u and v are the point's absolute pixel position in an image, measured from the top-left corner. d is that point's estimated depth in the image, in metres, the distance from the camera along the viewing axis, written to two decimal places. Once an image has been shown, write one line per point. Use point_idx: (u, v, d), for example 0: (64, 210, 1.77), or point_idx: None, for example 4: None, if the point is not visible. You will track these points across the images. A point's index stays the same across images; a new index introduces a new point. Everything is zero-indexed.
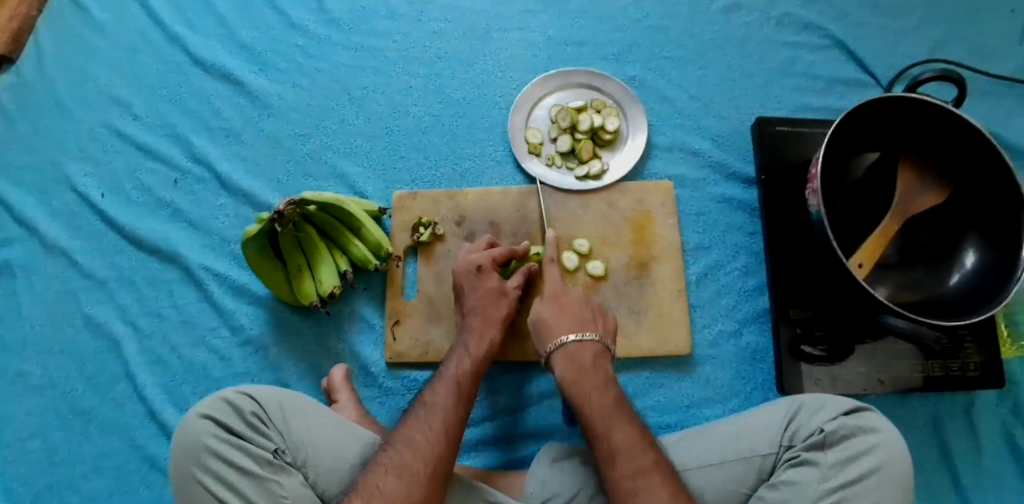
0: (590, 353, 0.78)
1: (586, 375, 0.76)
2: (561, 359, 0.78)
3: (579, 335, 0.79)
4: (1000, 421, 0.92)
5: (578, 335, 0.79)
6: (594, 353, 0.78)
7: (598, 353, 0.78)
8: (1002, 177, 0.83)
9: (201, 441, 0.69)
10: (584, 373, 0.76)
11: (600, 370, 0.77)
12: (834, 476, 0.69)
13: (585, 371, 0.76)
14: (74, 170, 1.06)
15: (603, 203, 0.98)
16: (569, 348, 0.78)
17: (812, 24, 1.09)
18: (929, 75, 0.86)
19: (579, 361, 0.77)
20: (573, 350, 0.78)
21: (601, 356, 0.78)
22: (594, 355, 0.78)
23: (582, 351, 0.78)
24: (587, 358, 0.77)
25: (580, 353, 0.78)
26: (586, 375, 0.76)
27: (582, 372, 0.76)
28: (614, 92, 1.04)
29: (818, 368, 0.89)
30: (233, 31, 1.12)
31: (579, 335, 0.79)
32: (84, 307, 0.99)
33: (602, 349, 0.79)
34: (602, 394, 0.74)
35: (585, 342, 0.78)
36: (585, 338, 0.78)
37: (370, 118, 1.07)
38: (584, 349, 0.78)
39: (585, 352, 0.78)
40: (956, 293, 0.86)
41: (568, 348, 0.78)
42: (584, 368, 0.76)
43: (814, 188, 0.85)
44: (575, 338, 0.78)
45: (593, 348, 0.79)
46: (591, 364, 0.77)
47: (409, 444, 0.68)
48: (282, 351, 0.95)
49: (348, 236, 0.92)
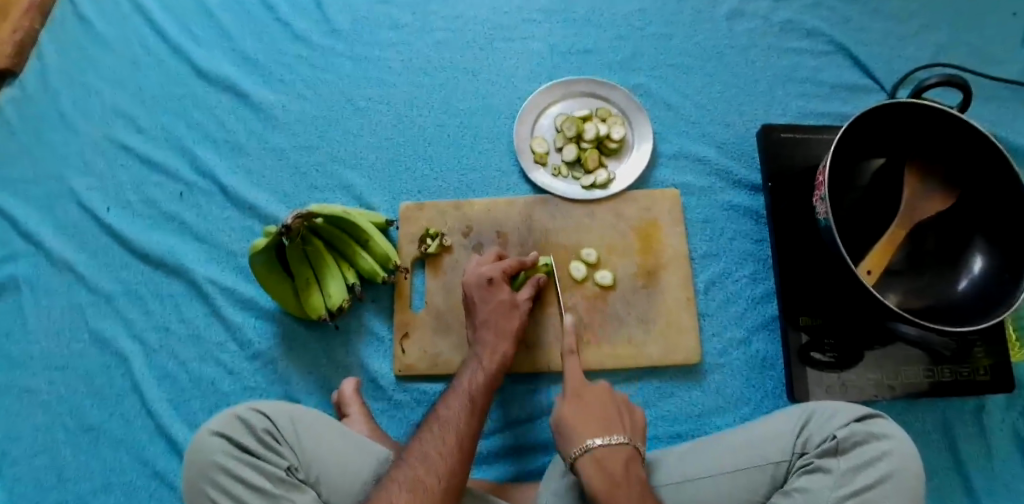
0: (621, 459, 0.69)
1: (619, 489, 0.66)
2: (591, 469, 0.68)
3: (607, 437, 0.70)
4: (1011, 425, 0.91)
5: (606, 438, 0.70)
6: (624, 458, 0.69)
7: (629, 459, 0.70)
8: (1006, 181, 0.83)
9: (214, 459, 0.69)
10: (617, 484, 0.67)
11: (634, 479, 0.68)
12: (846, 483, 0.69)
13: (620, 485, 0.67)
14: (79, 184, 1.06)
15: (610, 212, 0.98)
16: (598, 456, 0.69)
17: (816, 30, 1.09)
18: (935, 80, 0.86)
19: (609, 470, 0.68)
20: (602, 456, 0.69)
21: (633, 462, 0.70)
22: (626, 462, 0.69)
23: (613, 459, 0.69)
24: (618, 469, 0.68)
25: (612, 462, 0.69)
26: (620, 489, 0.66)
27: (615, 484, 0.67)
28: (619, 101, 1.04)
29: (829, 375, 0.89)
30: (236, 43, 1.12)
31: (607, 438, 0.70)
32: (91, 322, 0.98)
33: (632, 454, 0.71)
34: (626, 485, 0.67)
35: (616, 445, 0.70)
36: (615, 442, 0.70)
37: (376, 129, 1.07)
38: (615, 456, 0.69)
39: (616, 459, 0.69)
40: (966, 299, 0.86)
41: (598, 456, 0.69)
42: (615, 478, 0.67)
43: (822, 195, 0.85)
44: (602, 440, 0.70)
45: (623, 455, 0.70)
46: (623, 474, 0.68)
47: (423, 459, 0.68)
48: (290, 365, 0.95)
49: (356, 248, 0.92)
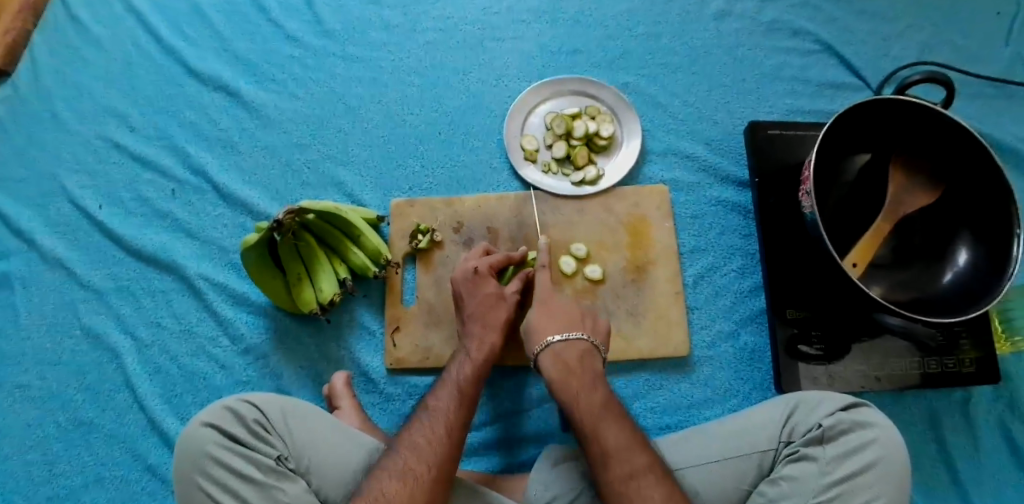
0: (577, 353, 0.78)
1: (573, 375, 0.75)
2: (549, 361, 0.77)
3: (566, 334, 0.79)
4: (997, 416, 0.92)
5: (565, 335, 0.78)
6: (580, 351, 0.78)
7: (585, 352, 0.78)
8: (990, 175, 0.85)
9: (204, 448, 0.69)
10: (570, 372, 0.76)
11: (588, 368, 0.76)
12: (833, 470, 0.70)
13: (575, 372, 0.76)
14: (72, 182, 1.07)
15: (600, 207, 0.99)
16: (557, 349, 0.78)
17: (801, 30, 1.11)
18: (919, 76, 0.88)
19: (565, 361, 0.77)
20: (559, 350, 0.77)
21: (589, 355, 0.78)
22: (582, 355, 0.77)
23: (569, 352, 0.77)
24: (574, 360, 0.77)
25: (568, 354, 0.77)
26: (574, 375, 0.75)
27: (568, 372, 0.76)
28: (608, 99, 1.06)
29: (816, 367, 0.90)
30: (229, 43, 1.13)
31: (566, 334, 0.78)
32: (83, 318, 0.99)
33: (590, 349, 0.79)
34: (581, 373, 0.75)
35: (574, 341, 0.78)
36: (573, 338, 0.78)
37: (367, 127, 1.08)
38: (571, 349, 0.78)
39: (572, 352, 0.77)
40: (951, 291, 0.87)
41: (556, 349, 0.78)
42: (570, 369, 0.76)
43: (808, 189, 0.86)
44: (562, 338, 0.78)
45: (581, 349, 0.78)
46: (578, 365, 0.76)
47: (412, 449, 0.68)
48: (281, 359, 0.95)
49: (347, 243, 0.93)
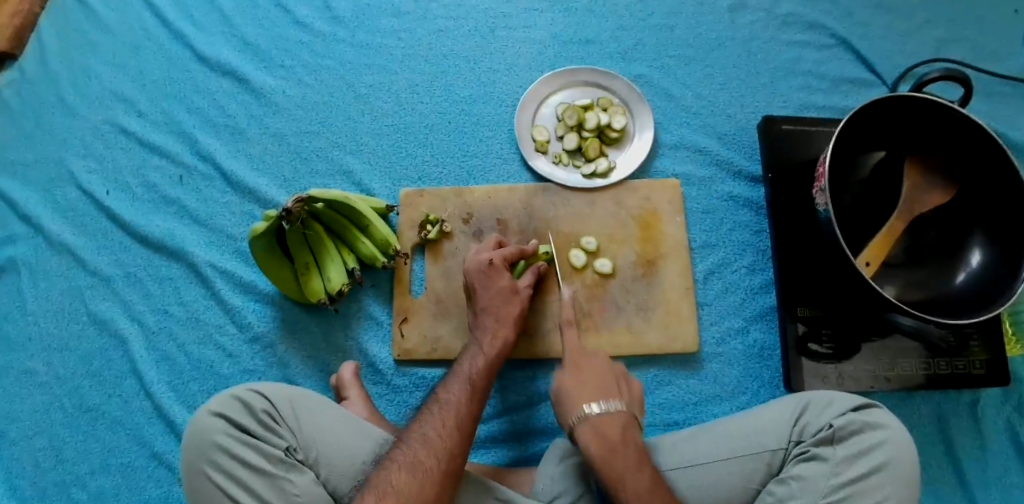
0: (616, 427, 0.72)
1: (615, 452, 0.69)
2: (588, 436, 0.71)
3: (603, 405, 0.73)
4: (1005, 418, 0.92)
5: (604, 405, 0.73)
6: (621, 425, 0.72)
7: (625, 425, 0.72)
8: (1007, 176, 0.83)
9: (213, 439, 0.69)
10: (612, 449, 0.70)
11: (632, 446, 0.70)
12: (843, 471, 0.70)
13: (617, 451, 0.69)
14: (79, 167, 1.06)
15: (610, 200, 0.98)
16: (597, 422, 0.72)
17: (817, 23, 1.09)
18: (936, 74, 0.86)
19: (605, 436, 0.71)
20: (598, 424, 0.72)
21: (629, 428, 0.72)
22: (623, 429, 0.72)
23: (610, 425, 0.72)
24: (616, 434, 0.71)
25: (607, 427, 0.71)
26: (616, 454, 0.69)
27: (610, 450, 0.69)
28: (621, 90, 1.04)
29: (826, 365, 0.90)
30: (238, 28, 1.12)
31: (604, 406, 0.73)
32: (90, 304, 0.98)
33: (628, 419, 0.73)
34: (623, 450, 0.70)
35: (613, 412, 0.73)
36: (613, 410, 0.73)
37: (377, 116, 1.06)
38: (613, 423, 0.72)
39: (611, 426, 0.72)
40: (964, 292, 0.86)
41: (596, 422, 0.72)
42: (612, 444, 0.70)
43: (822, 187, 0.85)
44: (600, 408, 0.73)
45: (620, 419, 0.73)
46: (621, 440, 0.71)
47: (422, 441, 0.68)
48: (288, 349, 0.95)
49: (356, 233, 0.92)
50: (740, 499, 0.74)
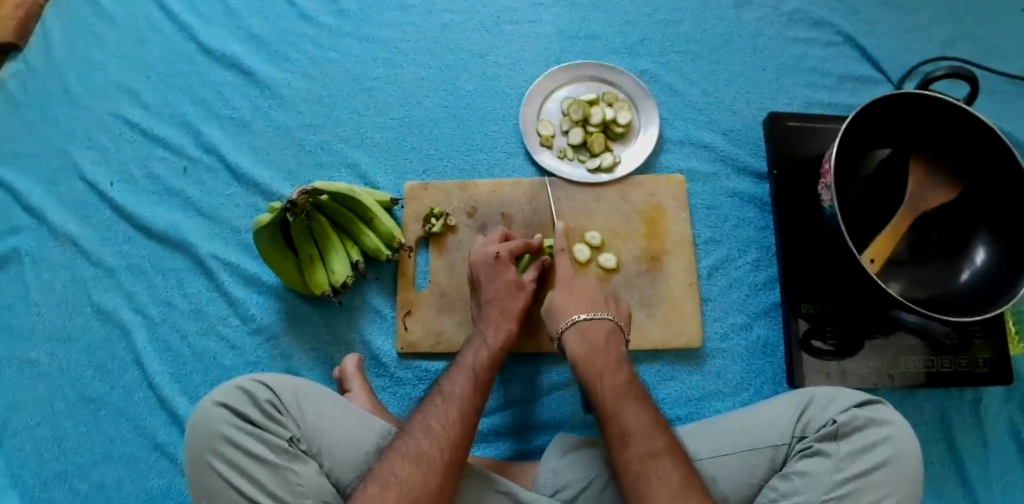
0: (602, 333, 0.79)
1: (596, 353, 0.77)
2: (574, 338, 0.79)
3: (590, 314, 0.81)
4: (1007, 417, 0.92)
5: (590, 313, 0.81)
6: (605, 332, 0.80)
7: (609, 332, 0.80)
8: (1010, 173, 0.83)
9: (217, 428, 0.69)
10: (595, 349, 0.77)
11: (613, 350, 0.78)
12: (847, 466, 0.69)
13: (599, 352, 0.77)
14: (84, 158, 1.06)
15: (615, 196, 0.98)
16: (583, 327, 0.80)
17: (823, 20, 1.09)
18: (942, 71, 0.86)
19: (590, 339, 0.79)
20: (585, 328, 0.80)
21: (613, 337, 0.80)
22: (607, 336, 0.79)
23: (595, 331, 0.79)
24: (599, 339, 0.79)
25: (593, 333, 0.79)
26: (599, 353, 0.77)
27: (593, 351, 0.77)
28: (627, 86, 1.04)
29: (829, 362, 0.90)
30: (243, 20, 1.12)
31: (591, 313, 0.81)
32: (93, 295, 0.98)
33: (613, 330, 0.81)
34: (604, 352, 0.77)
35: (598, 320, 0.81)
36: (598, 318, 0.81)
37: (382, 109, 1.06)
38: (597, 329, 0.80)
39: (597, 332, 0.79)
40: (967, 290, 0.86)
41: (582, 327, 0.80)
42: (595, 347, 0.78)
43: (827, 183, 0.84)
44: (587, 315, 0.81)
45: (605, 329, 0.80)
46: (603, 346, 0.78)
47: (426, 433, 0.68)
48: (292, 341, 0.95)
49: (360, 226, 0.92)
50: (743, 494, 0.74)
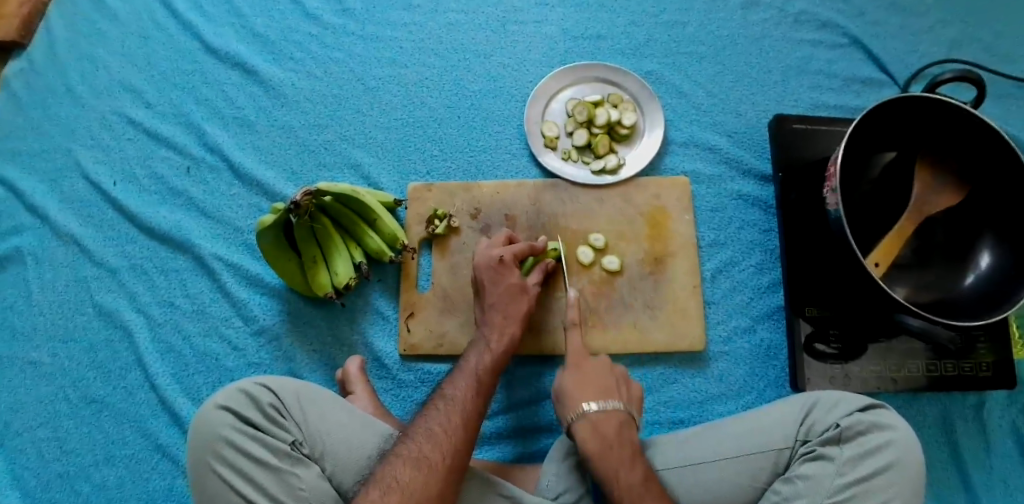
0: (614, 424, 0.73)
1: (610, 449, 0.71)
2: (585, 432, 0.73)
3: (601, 403, 0.75)
4: (1011, 422, 0.92)
5: (601, 404, 0.74)
6: (618, 423, 0.74)
7: (622, 423, 0.74)
8: (1019, 179, 0.82)
9: (218, 431, 0.69)
10: (608, 445, 0.71)
11: (626, 443, 0.72)
12: (848, 471, 0.69)
13: (613, 448, 0.71)
14: (86, 158, 1.06)
15: (619, 198, 0.98)
16: (593, 419, 0.73)
17: (829, 22, 1.08)
18: (949, 74, 0.85)
19: (602, 433, 0.72)
20: (596, 421, 0.73)
21: (626, 426, 0.74)
22: (620, 427, 0.73)
23: (607, 422, 0.73)
24: (612, 432, 0.72)
25: (605, 426, 0.73)
26: (612, 450, 0.71)
27: (606, 447, 0.71)
28: (632, 87, 1.04)
29: (832, 366, 0.89)
30: (247, 19, 1.11)
31: (603, 404, 0.75)
32: (95, 295, 0.98)
33: (626, 418, 0.75)
34: (618, 447, 0.71)
35: (610, 411, 0.74)
36: (610, 408, 0.74)
37: (385, 109, 1.06)
38: (609, 421, 0.73)
39: (609, 424, 0.73)
40: (972, 294, 0.86)
41: (592, 420, 0.73)
42: (608, 441, 0.72)
43: (833, 186, 0.84)
44: (598, 406, 0.74)
45: (618, 418, 0.74)
46: (616, 436, 0.72)
47: (428, 437, 0.68)
48: (294, 343, 0.95)
49: (363, 227, 0.92)
50: (745, 497, 0.74)
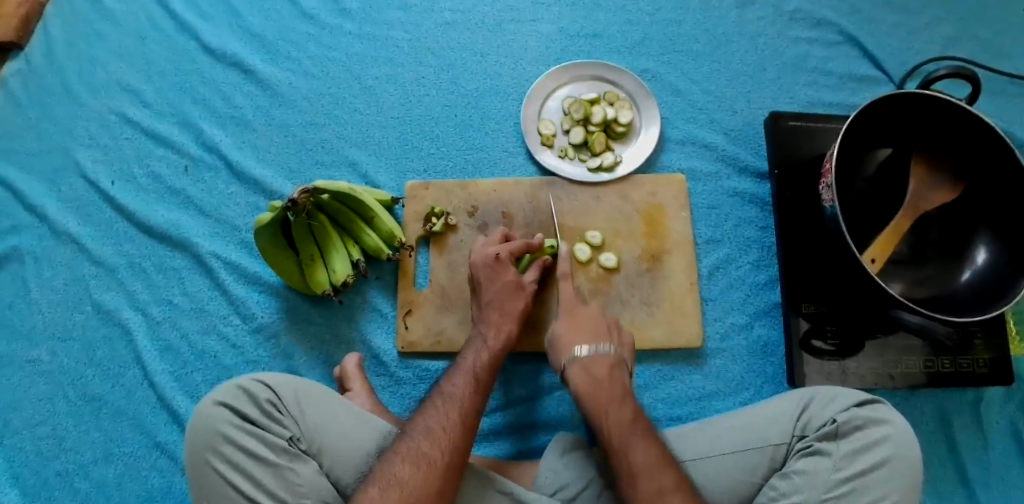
0: (605, 366, 0.77)
1: (600, 389, 0.74)
2: (577, 374, 0.77)
3: (593, 348, 0.79)
4: (1008, 417, 0.92)
5: (592, 348, 0.79)
6: (608, 364, 0.77)
7: (613, 366, 0.77)
8: (1014, 175, 0.83)
9: (216, 428, 0.69)
10: (599, 384, 0.75)
11: (617, 383, 0.76)
12: (845, 466, 0.70)
13: (603, 385, 0.75)
14: (85, 157, 1.06)
15: (616, 195, 0.98)
16: (585, 362, 0.77)
17: (825, 20, 1.09)
18: (944, 71, 0.86)
19: (594, 374, 0.76)
20: (588, 363, 0.77)
21: (617, 369, 0.77)
22: (610, 368, 0.77)
23: (598, 365, 0.77)
24: (603, 372, 0.76)
25: (596, 366, 0.77)
26: (603, 388, 0.74)
27: (597, 385, 0.75)
28: (628, 85, 1.04)
29: (829, 362, 0.90)
30: (245, 19, 1.12)
31: (594, 347, 0.79)
32: (94, 294, 0.99)
33: (617, 362, 0.78)
34: (609, 386, 0.75)
35: (601, 354, 0.78)
36: (601, 351, 0.78)
37: (383, 108, 1.06)
38: (600, 363, 0.77)
39: (600, 365, 0.77)
40: (967, 290, 0.86)
41: (585, 361, 0.77)
42: (599, 382, 0.75)
43: (828, 183, 0.84)
44: (589, 348, 0.79)
45: (608, 361, 0.78)
46: (607, 379, 0.76)
47: (426, 434, 0.68)
48: (293, 340, 0.95)
49: (361, 225, 0.92)
50: (743, 493, 0.74)
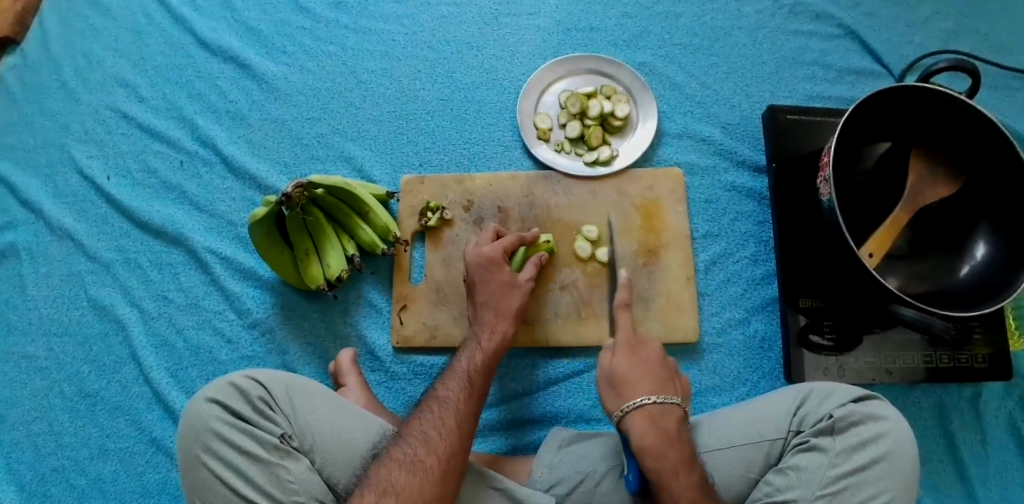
0: (672, 421, 0.71)
1: (669, 447, 0.68)
2: (642, 424, 0.70)
3: (660, 396, 0.72)
4: (1007, 414, 0.91)
5: (659, 397, 0.72)
6: (674, 419, 0.71)
7: (678, 420, 0.71)
8: (1015, 169, 0.81)
9: (207, 425, 0.69)
10: (667, 441, 0.69)
11: (683, 441, 0.70)
12: (842, 462, 0.69)
13: (672, 443, 0.69)
14: (81, 153, 1.06)
15: (612, 189, 0.98)
16: (649, 412, 0.70)
17: (823, 13, 1.08)
18: (943, 64, 0.85)
19: (661, 427, 0.70)
20: (654, 413, 0.70)
21: (682, 423, 0.72)
22: (676, 424, 0.71)
23: (664, 418, 0.70)
24: (670, 429, 0.70)
25: (664, 420, 0.70)
26: (672, 447, 0.68)
27: (667, 442, 0.68)
28: (624, 78, 1.03)
29: (826, 357, 0.89)
30: (240, 13, 1.11)
31: (660, 397, 0.72)
32: (89, 289, 0.98)
33: (681, 415, 0.72)
34: (678, 445, 0.69)
35: (667, 405, 0.72)
36: (666, 402, 0.72)
37: (379, 102, 1.06)
38: (666, 416, 0.71)
39: (668, 418, 0.71)
40: (968, 285, 0.85)
41: (649, 412, 0.70)
42: (667, 437, 0.69)
43: (825, 176, 0.84)
44: (656, 399, 0.71)
45: (673, 414, 0.71)
46: (673, 435, 0.70)
47: (422, 440, 0.67)
48: (288, 336, 0.95)
49: (356, 220, 0.92)
50: (738, 488, 0.74)
